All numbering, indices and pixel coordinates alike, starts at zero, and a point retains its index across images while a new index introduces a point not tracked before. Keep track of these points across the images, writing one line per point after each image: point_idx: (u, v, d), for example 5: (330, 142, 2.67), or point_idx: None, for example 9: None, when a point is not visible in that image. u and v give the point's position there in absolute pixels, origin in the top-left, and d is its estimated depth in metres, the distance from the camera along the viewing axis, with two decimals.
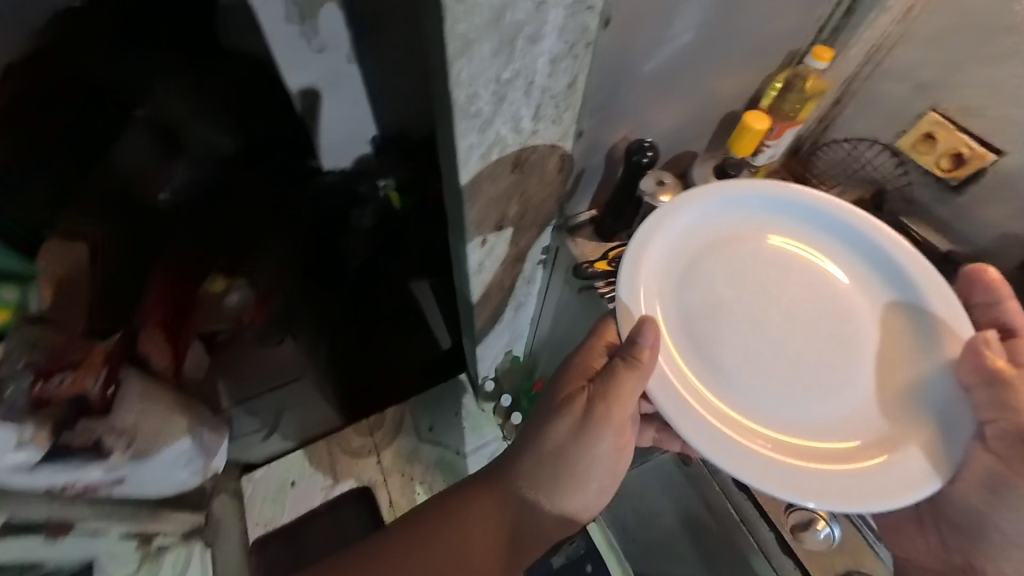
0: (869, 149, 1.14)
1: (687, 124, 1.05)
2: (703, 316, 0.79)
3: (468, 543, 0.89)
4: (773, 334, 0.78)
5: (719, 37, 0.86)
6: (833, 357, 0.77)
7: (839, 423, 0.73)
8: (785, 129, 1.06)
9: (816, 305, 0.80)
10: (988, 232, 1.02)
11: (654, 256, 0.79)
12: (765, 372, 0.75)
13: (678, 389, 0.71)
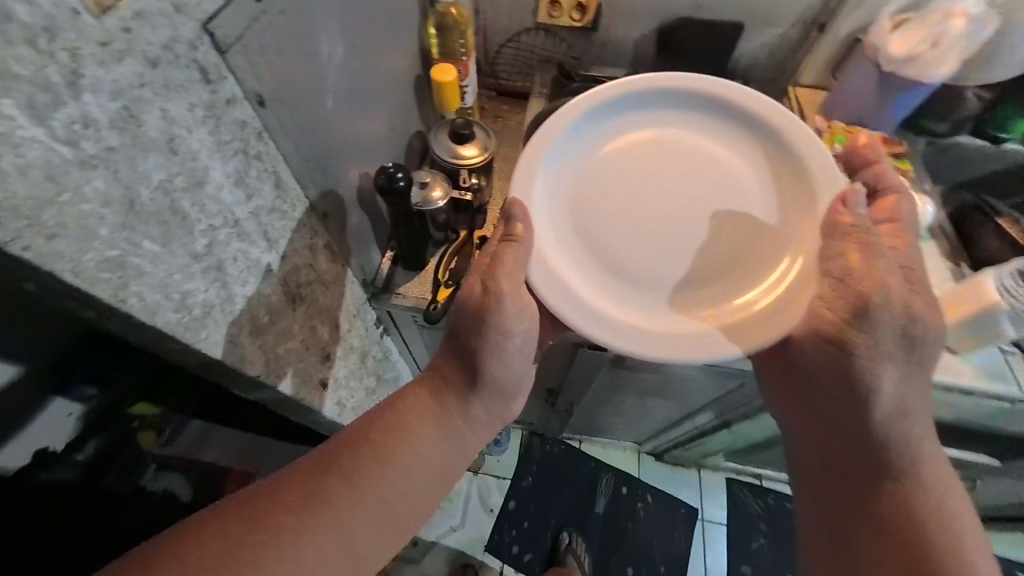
0: (527, 36, 1.21)
1: (393, 121, 0.95)
2: (598, 237, 0.75)
3: (392, 468, 0.62)
4: (655, 240, 0.76)
5: (362, 31, 0.75)
6: (706, 232, 0.76)
7: (719, 292, 0.73)
8: (467, 66, 1.03)
9: (687, 184, 0.78)
10: (627, 46, 1.20)
11: (543, 173, 0.76)
12: (654, 268, 0.75)
13: (570, 290, 0.70)
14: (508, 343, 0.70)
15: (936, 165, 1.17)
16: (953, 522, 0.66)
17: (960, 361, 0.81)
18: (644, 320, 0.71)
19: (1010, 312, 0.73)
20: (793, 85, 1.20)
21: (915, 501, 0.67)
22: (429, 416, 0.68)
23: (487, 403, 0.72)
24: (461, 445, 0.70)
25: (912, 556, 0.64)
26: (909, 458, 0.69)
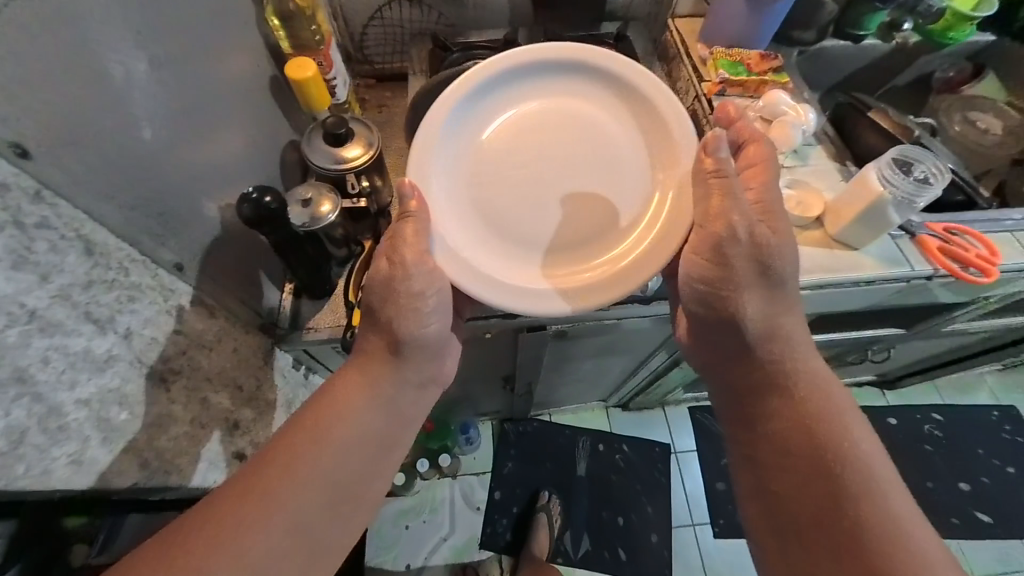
0: (391, 11, 1.08)
1: (253, 137, 0.81)
2: (493, 213, 0.74)
3: (331, 443, 0.62)
4: (551, 207, 0.74)
5: (173, 37, 0.61)
6: (597, 191, 0.74)
7: (611, 247, 0.72)
8: (328, 55, 0.90)
9: (577, 146, 0.76)
10: (503, 5, 1.12)
11: (439, 154, 0.71)
12: (553, 232, 0.74)
13: (467, 263, 0.68)
14: (419, 318, 0.69)
15: (812, 73, 1.22)
16: (845, 428, 0.66)
17: (860, 255, 0.82)
18: (532, 285, 0.71)
19: (890, 198, 0.74)
20: (671, 18, 1.16)
21: (807, 417, 0.67)
22: (359, 391, 0.66)
23: (418, 372, 0.72)
24: (402, 413, 0.70)
25: (811, 469, 0.64)
26: (796, 378, 0.70)
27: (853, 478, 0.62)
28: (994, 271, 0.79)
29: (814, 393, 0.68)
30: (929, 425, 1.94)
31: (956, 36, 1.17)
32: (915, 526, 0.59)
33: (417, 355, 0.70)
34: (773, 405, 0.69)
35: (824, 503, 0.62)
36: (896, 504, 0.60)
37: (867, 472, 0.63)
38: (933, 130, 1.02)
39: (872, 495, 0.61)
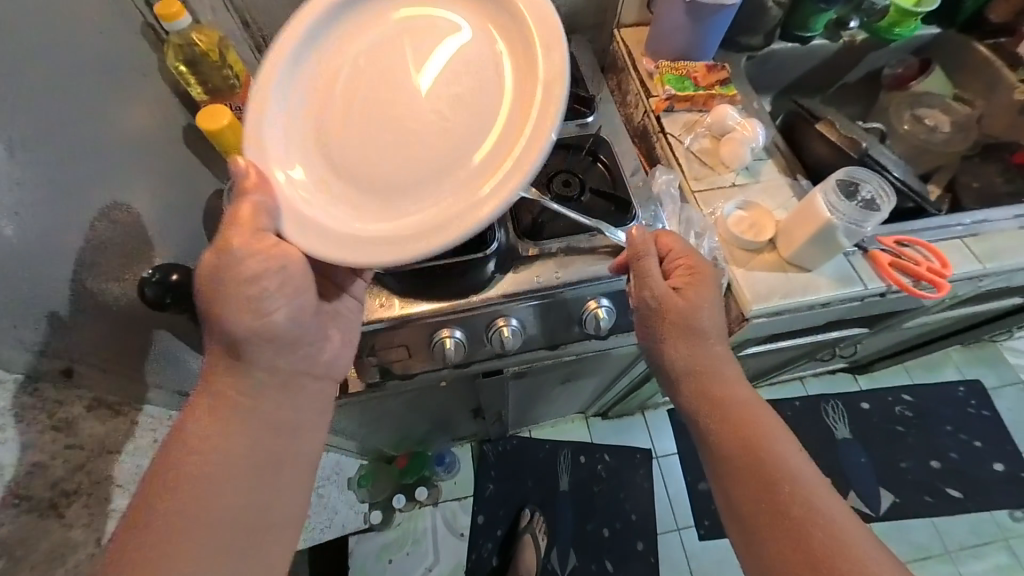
0: None
1: (161, 197, 0.74)
2: (355, 166, 0.64)
3: (204, 487, 0.55)
4: (421, 143, 0.62)
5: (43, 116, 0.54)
6: (467, 117, 0.61)
7: (474, 170, 0.58)
8: (245, 98, 0.83)
9: (438, 67, 0.64)
10: None
11: (283, 116, 0.66)
12: (424, 170, 0.62)
13: (318, 227, 0.61)
14: (266, 310, 0.61)
15: (762, 76, 1.19)
16: (766, 432, 0.65)
17: (814, 276, 0.80)
18: (395, 236, 0.60)
19: (840, 223, 0.72)
20: (617, 28, 1.12)
21: (732, 425, 0.66)
22: (224, 421, 0.59)
23: (293, 363, 0.66)
24: (295, 432, 0.65)
25: (743, 480, 0.63)
26: (718, 387, 0.69)
27: (782, 484, 0.61)
28: (945, 286, 0.79)
29: (736, 400, 0.67)
30: (900, 406, 1.97)
31: (902, 33, 1.12)
32: (845, 523, 0.58)
33: (281, 350, 0.64)
34: (704, 420, 0.68)
35: (761, 513, 0.61)
36: (823, 503, 0.59)
37: (793, 474, 0.61)
38: (882, 135, 1.01)
39: (801, 499, 0.59)
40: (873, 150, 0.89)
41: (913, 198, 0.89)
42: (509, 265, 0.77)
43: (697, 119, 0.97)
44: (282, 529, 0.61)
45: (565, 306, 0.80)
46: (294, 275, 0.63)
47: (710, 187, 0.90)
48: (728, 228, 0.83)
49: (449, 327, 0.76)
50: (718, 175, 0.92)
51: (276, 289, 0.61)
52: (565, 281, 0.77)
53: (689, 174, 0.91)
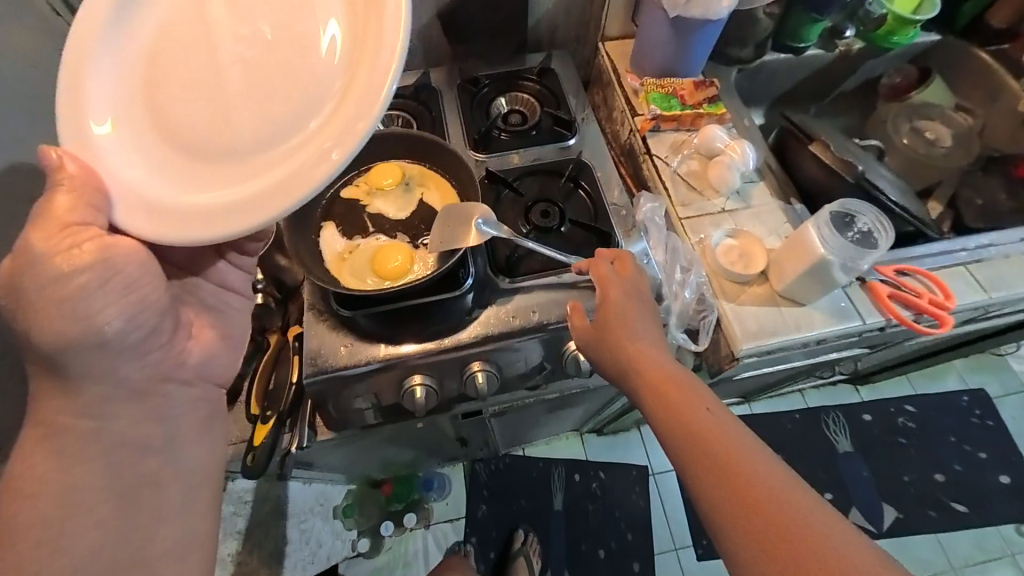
0: None
1: None
2: (194, 133, 0.54)
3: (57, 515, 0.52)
4: (258, 102, 0.53)
5: None
6: (309, 65, 0.53)
7: (316, 123, 0.50)
8: None
9: (273, 20, 0.55)
10: (412, 43, 1.01)
11: (104, 83, 0.55)
12: (263, 132, 0.52)
13: (152, 204, 0.51)
14: (91, 315, 0.53)
15: (753, 87, 1.14)
16: (717, 424, 0.56)
17: (808, 311, 0.76)
18: (236, 200, 0.49)
19: (835, 257, 0.68)
20: (602, 40, 1.07)
21: (681, 421, 0.57)
22: (54, 453, 0.53)
23: (148, 369, 0.59)
24: (161, 452, 0.59)
25: (703, 482, 0.53)
26: (662, 380, 0.60)
27: (744, 481, 0.51)
28: (948, 320, 0.74)
29: (682, 390, 0.59)
30: (903, 417, 1.91)
31: (900, 41, 1.08)
32: (821, 520, 0.48)
33: (124, 359, 0.57)
34: (654, 420, 0.60)
35: (728, 519, 0.50)
36: (793, 499, 0.49)
37: (756, 469, 0.51)
38: (880, 152, 0.98)
39: (768, 497, 0.49)
40: (869, 173, 0.84)
41: (913, 222, 0.84)
42: (485, 309, 0.72)
43: (684, 139, 0.92)
44: (159, 559, 0.56)
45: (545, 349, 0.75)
46: (124, 271, 0.54)
47: (698, 213, 0.86)
48: (717, 259, 0.79)
49: (421, 372, 0.71)
50: (707, 201, 0.87)
51: (100, 288, 0.53)
52: (545, 326, 0.72)
53: (675, 200, 0.87)
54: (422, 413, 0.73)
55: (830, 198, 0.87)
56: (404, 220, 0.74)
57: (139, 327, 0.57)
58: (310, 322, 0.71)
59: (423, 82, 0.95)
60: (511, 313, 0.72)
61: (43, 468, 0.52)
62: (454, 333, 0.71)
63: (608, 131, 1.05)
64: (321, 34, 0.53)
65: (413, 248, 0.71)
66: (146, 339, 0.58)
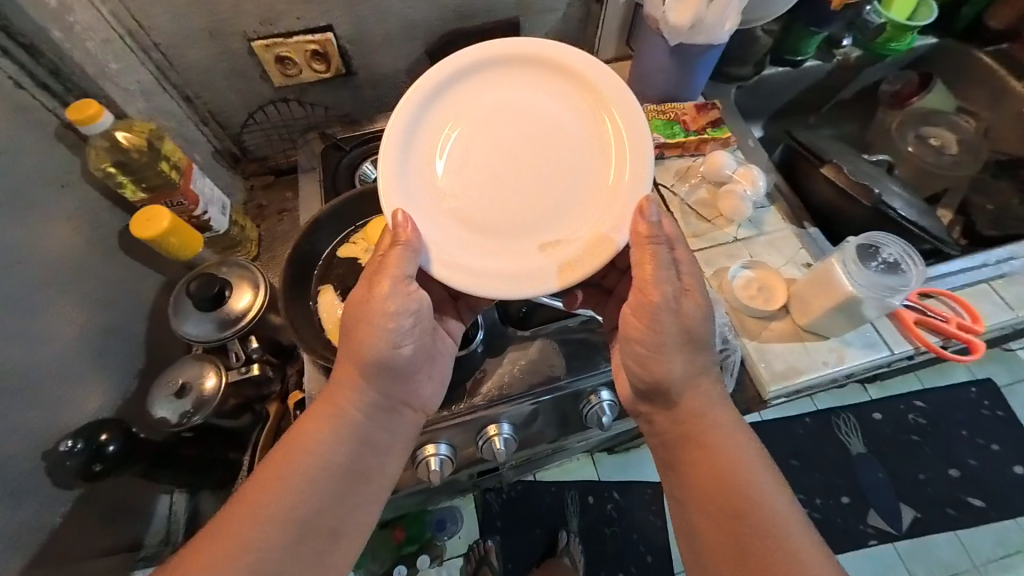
0: (275, 111, 0.94)
1: (98, 319, 0.66)
2: (479, 212, 0.63)
3: (304, 475, 0.53)
4: (534, 149, 0.64)
5: None
6: (552, 112, 0.65)
7: (600, 144, 0.63)
8: (188, 191, 0.74)
9: (539, 128, 0.64)
10: (403, 80, 0.97)
11: (406, 160, 0.61)
12: (558, 172, 0.64)
13: (464, 265, 0.59)
14: (394, 345, 0.58)
15: (752, 102, 1.12)
16: (733, 460, 0.56)
17: (836, 343, 0.73)
18: (536, 268, 0.59)
19: (864, 296, 0.65)
20: None
21: (699, 449, 0.58)
22: (332, 426, 0.56)
23: (400, 391, 0.60)
24: (382, 455, 0.58)
25: (701, 509, 0.55)
26: (693, 407, 0.59)
27: (738, 520, 0.53)
28: (978, 345, 0.71)
29: (709, 420, 0.59)
30: (913, 414, 1.80)
31: (898, 48, 1.06)
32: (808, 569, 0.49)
33: (396, 381, 0.59)
34: (672, 438, 0.60)
35: (714, 549, 0.54)
36: (784, 545, 0.51)
37: (757, 510, 0.53)
38: (891, 167, 0.96)
39: (759, 539, 0.51)
40: (885, 194, 0.80)
41: (930, 239, 0.80)
42: (497, 368, 0.69)
43: (690, 166, 0.89)
44: (342, 540, 0.54)
45: (567, 404, 0.71)
46: (422, 318, 0.60)
47: (713, 244, 0.82)
48: (736, 296, 0.75)
49: (433, 442, 0.67)
50: (719, 230, 0.84)
51: (400, 329, 0.58)
52: (562, 381, 0.68)
53: (688, 231, 0.83)
54: (440, 481, 0.69)
55: (845, 219, 0.85)
56: None
57: (417, 360, 0.61)
58: (314, 393, 0.67)
59: None
60: (526, 371, 0.68)
61: (321, 439, 0.55)
62: (470, 396, 0.67)
63: None
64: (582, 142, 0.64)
65: None
66: (418, 369, 0.62)
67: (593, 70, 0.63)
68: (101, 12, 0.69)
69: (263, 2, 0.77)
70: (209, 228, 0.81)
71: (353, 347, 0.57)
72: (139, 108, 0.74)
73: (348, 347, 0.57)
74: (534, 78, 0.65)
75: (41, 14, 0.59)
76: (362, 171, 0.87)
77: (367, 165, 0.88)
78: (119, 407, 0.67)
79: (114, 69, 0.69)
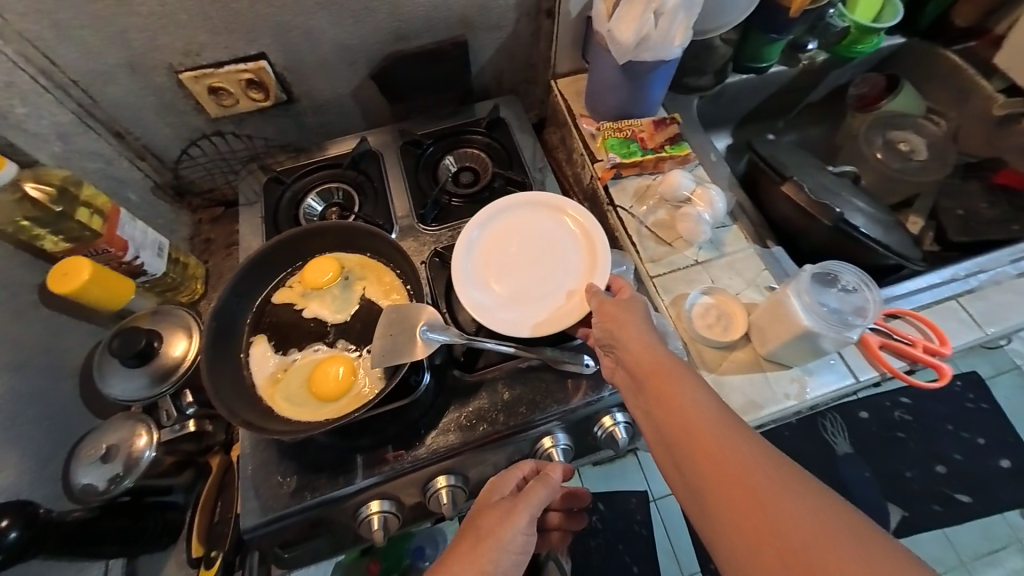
0: (215, 143, 0.90)
1: (12, 385, 0.61)
2: (517, 288, 0.72)
3: None
4: (545, 242, 0.76)
5: None
6: (542, 221, 0.77)
7: (578, 218, 0.76)
8: (113, 239, 0.70)
9: (540, 232, 0.76)
10: (347, 103, 0.93)
11: (466, 265, 0.73)
12: (561, 252, 0.74)
13: (512, 322, 0.69)
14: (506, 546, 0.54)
15: (715, 111, 1.08)
16: (706, 417, 0.48)
17: (795, 372, 0.70)
18: (560, 315, 0.69)
19: (820, 328, 0.63)
20: (553, 79, 1.00)
21: (672, 415, 0.50)
22: None
23: None
24: None
25: (698, 480, 0.46)
26: (656, 369, 0.54)
27: (729, 483, 0.44)
28: (947, 370, 0.68)
29: (672, 374, 0.53)
30: (899, 410, 1.61)
31: (864, 50, 1.02)
32: (828, 530, 0.40)
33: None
34: (647, 411, 0.53)
35: (721, 528, 0.43)
36: (793, 501, 0.42)
37: (753, 468, 0.44)
38: (855, 178, 0.94)
39: (762, 501, 0.42)
40: (845, 211, 0.77)
41: (893, 256, 0.76)
42: (443, 415, 0.66)
43: (648, 185, 0.86)
44: None
45: (517, 448, 0.68)
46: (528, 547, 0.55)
47: (670, 269, 0.79)
48: (693, 326, 0.73)
49: (377, 499, 0.64)
50: (678, 253, 0.80)
51: (521, 544, 0.55)
52: (511, 427, 0.65)
53: (644, 257, 0.80)
54: (383, 538, 0.65)
55: (806, 236, 0.82)
56: (344, 322, 0.67)
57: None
58: (249, 451, 0.64)
59: (362, 149, 0.89)
60: (473, 418, 0.66)
61: None
62: (412, 448, 0.64)
63: (569, 174, 0.98)
64: (567, 235, 0.75)
65: (356, 357, 0.64)
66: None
67: (552, 196, 0.78)
68: (4, 52, 0.65)
69: (185, 33, 0.73)
70: (144, 273, 0.77)
71: (478, 550, 0.53)
72: (53, 152, 0.71)
73: (471, 550, 0.53)
74: (523, 203, 0.78)
75: None
76: (305, 207, 0.86)
77: (311, 200, 0.87)
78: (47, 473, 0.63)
79: (20, 113, 0.67)
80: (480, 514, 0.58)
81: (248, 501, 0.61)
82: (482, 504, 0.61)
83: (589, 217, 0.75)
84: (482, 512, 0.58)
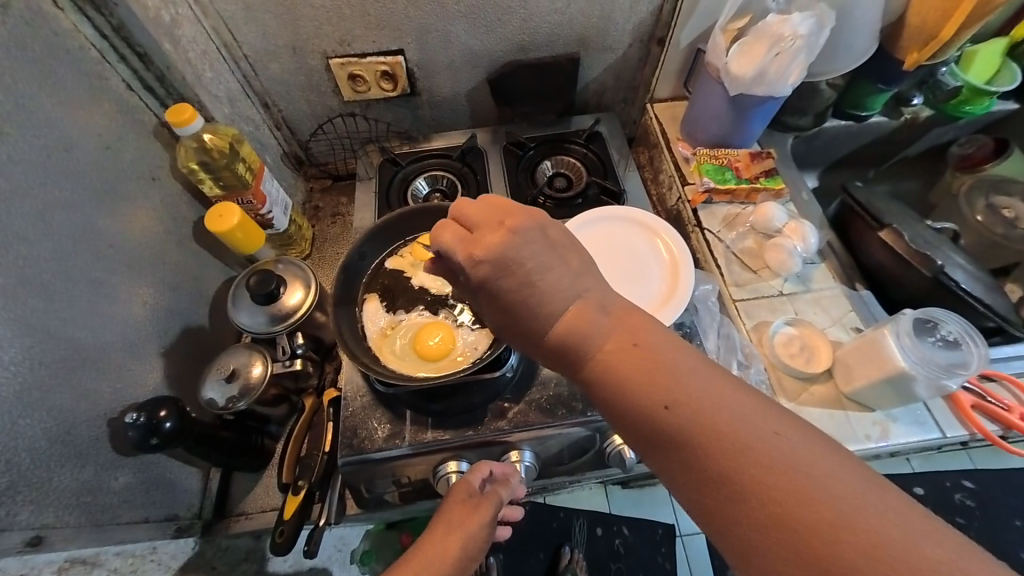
0: (340, 123, 1.01)
1: (166, 303, 0.71)
2: None
3: None
4: (631, 257, 0.79)
5: (35, 265, 0.52)
6: (629, 237, 0.81)
7: (665, 237, 0.80)
8: (257, 192, 0.80)
9: (626, 247, 0.80)
10: (459, 100, 1.02)
11: None
12: (644, 267, 0.78)
13: None
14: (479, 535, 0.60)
15: (807, 152, 1.09)
16: (674, 387, 0.44)
17: (876, 415, 0.70)
18: None
19: (917, 372, 0.63)
20: (650, 102, 1.05)
21: (636, 408, 0.45)
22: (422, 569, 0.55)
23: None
24: None
25: (731, 516, 0.40)
26: (598, 353, 0.48)
27: (729, 469, 0.40)
28: None
29: (634, 361, 0.46)
30: (961, 494, 1.39)
31: (973, 111, 1.01)
32: (876, 504, 0.36)
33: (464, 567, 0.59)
34: (632, 438, 0.46)
35: (735, 516, 0.40)
36: (830, 486, 0.38)
37: (799, 478, 0.38)
38: (954, 236, 0.92)
39: (771, 472, 0.39)
40: (947, 265, 0.76)
41: (994, 317, 0.75)
42: (527, 394, 0.70)
43: (738, 213, 0.88)
44: None
45: (587, 441, 0.72)
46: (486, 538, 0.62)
47: (755, 295, 0.81)
48: (777, 353, 0.74)
49: (455, 460, 0.69)
50: (763, 282, 0.82)
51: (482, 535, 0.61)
52: (589, 417, 0.69)
53: (729, 280, 0.82)
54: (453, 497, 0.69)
55: (898, 285, 0.83)
56: (446, 295, 0.73)
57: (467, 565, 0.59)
58: (348, 396, 0.71)
59: (469, 145, 0.97)
60: (553, 401, 0.70)
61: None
62: (495, 420, 0.69)
63: (653, 193, 1.02)
64: (653, 253, 0.79)
65: (455, 327, 0.70)
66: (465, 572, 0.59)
67: (640, 215, 0.83)
68: (205, 26, 0.77)
69: (343, 25, 0.84)
70: (270, 227, 0.86)
71: (450, 538, 0.59)
72: (224, 112, 0.83)
73: (446, 535, 0.59)
74: (613, 219, 0.83)
75: (157, 31, 0.67)
76: (412, 188, 0.95)
77: (419, 182, 0.95)
78: (179, 382, 0.72)
79: (208, 77, 0.78)
80: (449, 505, 0.63)
81: (342, 438, 0.67)
82: (453, 500, 0.63)
83: (675, 237, 0.80)
84: (449, 501, 0.63)
